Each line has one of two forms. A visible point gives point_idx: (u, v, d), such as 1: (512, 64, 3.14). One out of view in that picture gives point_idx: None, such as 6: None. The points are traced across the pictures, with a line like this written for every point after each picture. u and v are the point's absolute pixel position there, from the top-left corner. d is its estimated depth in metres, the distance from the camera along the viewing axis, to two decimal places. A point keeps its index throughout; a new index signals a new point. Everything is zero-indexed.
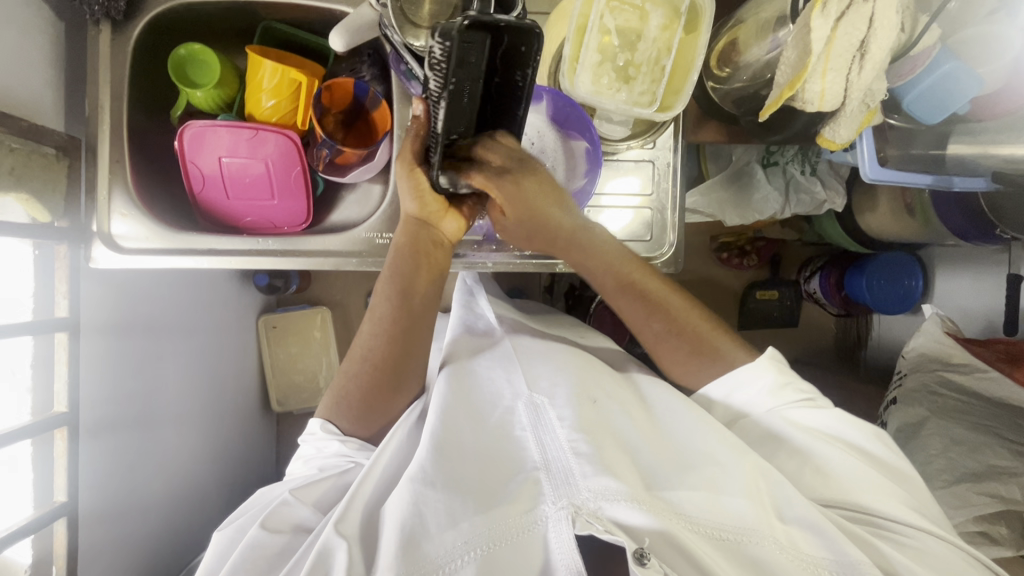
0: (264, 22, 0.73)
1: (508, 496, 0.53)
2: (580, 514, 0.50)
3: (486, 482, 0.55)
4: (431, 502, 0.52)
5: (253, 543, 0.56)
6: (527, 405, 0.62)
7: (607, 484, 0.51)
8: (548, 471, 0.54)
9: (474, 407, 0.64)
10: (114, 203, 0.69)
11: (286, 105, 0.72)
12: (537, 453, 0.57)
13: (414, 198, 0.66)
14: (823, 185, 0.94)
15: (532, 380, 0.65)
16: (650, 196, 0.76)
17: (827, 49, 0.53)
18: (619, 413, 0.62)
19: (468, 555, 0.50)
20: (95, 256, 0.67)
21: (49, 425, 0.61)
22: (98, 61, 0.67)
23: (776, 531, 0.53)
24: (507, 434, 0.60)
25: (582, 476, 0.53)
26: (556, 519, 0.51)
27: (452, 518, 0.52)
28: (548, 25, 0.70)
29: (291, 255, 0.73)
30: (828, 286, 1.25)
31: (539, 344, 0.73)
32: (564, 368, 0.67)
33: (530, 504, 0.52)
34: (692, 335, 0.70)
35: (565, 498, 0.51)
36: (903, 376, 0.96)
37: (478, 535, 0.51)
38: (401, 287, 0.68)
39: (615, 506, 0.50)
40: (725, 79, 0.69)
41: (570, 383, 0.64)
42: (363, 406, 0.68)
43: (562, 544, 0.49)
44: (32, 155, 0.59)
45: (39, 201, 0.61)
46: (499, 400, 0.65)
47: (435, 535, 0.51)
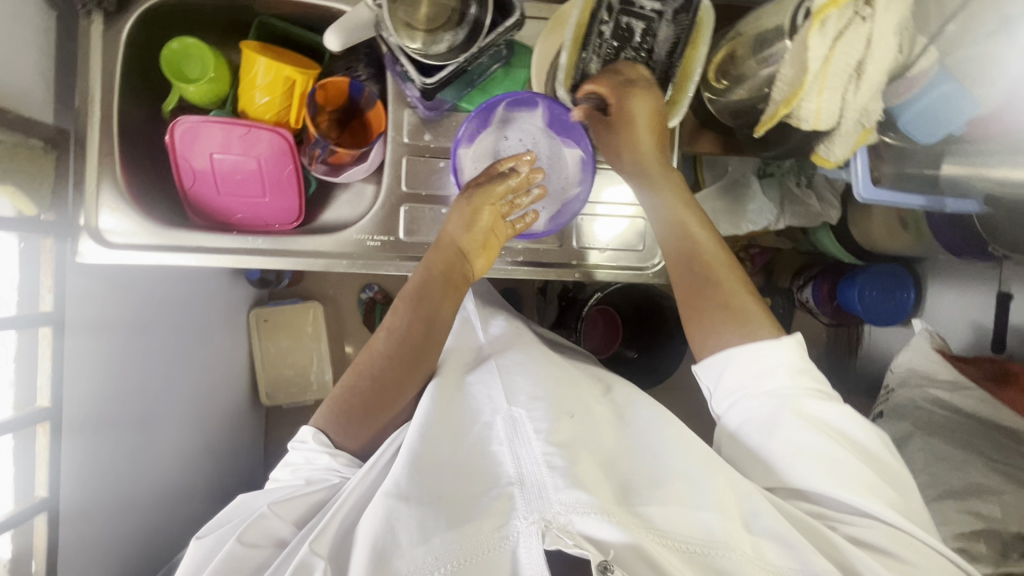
0: (260, 18, 0.72)
1: (481, 511, 0.52)
2: (550, 529, 0.50)
3: (460, 493, 0.54)
4: (404, 517, 0.51)
5: (228, 558, 0.54)
6: (506, 421, 0.61)
7: (578, 496, 0.51)
8: (522, 485, 0.53)
9: (456, 421, 0.63)
10: (103, 197, 0.68)
11: (281, 102, 0.71)
12: (512, 467, 0.56)
13: (466, 229, 0.69)
14: (818, 198, 0.96)
15: (511, 395, 0.65)
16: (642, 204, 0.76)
17: (824, 67, 0.52)
18: (595, 429, 0.62)
19: (439, 571, 0.49)
20: (81, 250, 0.66)
21: (31, 420, 0.61)
22: (90, 52, 0.66)
23: (743, 543, 0.53)
24: (484, 449, 0.59)
25: (554, 490, 0.52)
26: (527, 535, 0.50)
27: (423, 534, 0.51)
28: (545, 32, 0.69)
29: (280, 253, 0.72)
30: (820, 296, 1.28)
31: (521, 355, 0.74)
32: (544, 382, 0.67)
33: (501, 520, 0.51)
34: (726, 303, 0.67)
35: (537, 513, 0.51)
36: (891, 390, 0.97)
37: (450, 552, 0.50)
38: (424, 312, 0.69)
39: (585, 519, 0.50)
40: (722, 91, 0.69)
41: (548, 399, 0.64)
42: (360, 419, 0.66)
43: (532, 559, 0.49)
44: (20, 148, 0.58)
45: (27, 194, 0.60)
46: (479, 416, 0.64)
47: (407, 550, 0.50)
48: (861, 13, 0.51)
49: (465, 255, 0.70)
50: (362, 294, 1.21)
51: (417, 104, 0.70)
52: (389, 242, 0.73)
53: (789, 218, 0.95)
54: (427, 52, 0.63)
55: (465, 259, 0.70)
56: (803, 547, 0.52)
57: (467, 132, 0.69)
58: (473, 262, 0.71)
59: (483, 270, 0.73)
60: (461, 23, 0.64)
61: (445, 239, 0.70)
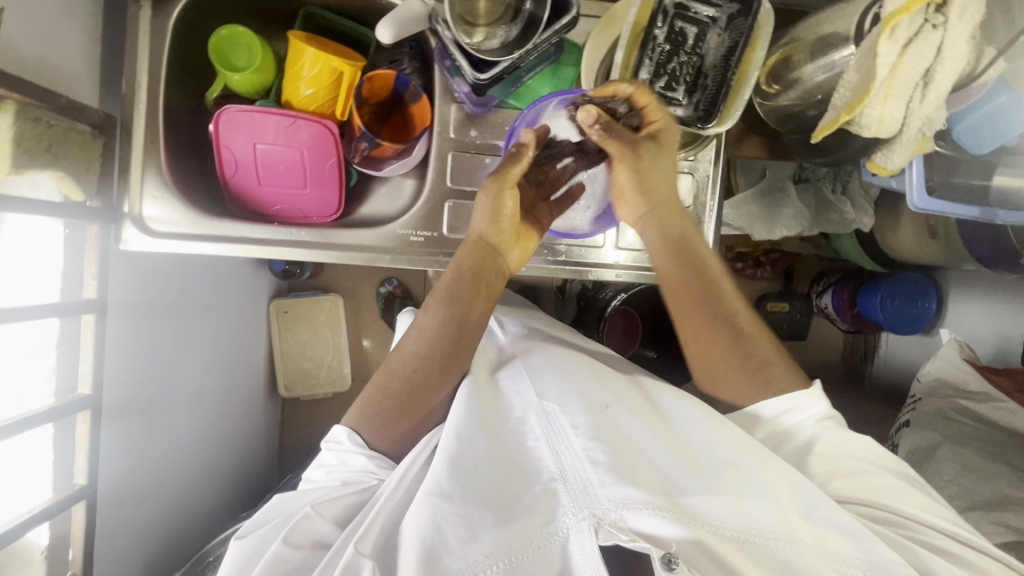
0: (305, 8, 0.70)
1: (527, 508, 0.52)
2: (603, 524, 0.49)
3: (503, 489, 0.53)
4: (450, 517, 0.51)
5: (274, 560, 0.54)
6: (539, 414, 0.60)
7: (629, 492, 0.50)
8: (565, 481, 0.53)
9: (490, 411, 0.62)
10: (147, 185, 0.67)
11: (326, 94, 0.70)
12: (552, 462, 0.55)
13: (492, 221, 0.68)
14: (853, 205, 0.94)
15: (541, 390, 0.63)
16: (687, 207, 0.75)
17: (891, 75, 0.52)
18: (631, 420, 0.60)
19: (492, 569, 0.49)
20: (125, 237, 0.66)
21: (73, 408, 0.61)
22: (137, 37, 0.65)
23: (802, 533, 0.53)
24: (520, 444, 0.58)
25: (601, 485, 0.51)
26: (579, 531, 0.49)
27: (471, 530, 0.50)
28: (596, 30, 0.68)
29: (324, 246, 0.71)
30: (840, 303, 1.29)
31: (547, 355, 0.71)
32: (575, 378, 0.66)
33: (550, 516, 0.51)
34: (753, 364, 0.66)
35: (586, 509, 0.50)
36: (918, 400, 0.98)
37: (501, 549, 0.49)
38: (457, 310, 0.68)
39: (637, 514, 0.49)
40: (772, 96, 0.68)
41: (581, 391, 0.62)
42: (395, 419, 0.66)
43: (586, 555, 0.48)
44: (70, 133, 0.58)
45: (74, 180, 0.59)
46: (511, 408, 0.63)
47: (456, 548, 0.49)
48: (933, 21, 0.50)
49: (500, 249, 0.70)
50: (382, 288, 1.20)
51: (466, 99, 0.70)
52: (432, 238, 0.73)
53: (820, 225, 0.96)
54: (480, 48, 0.63)
55: (501, 252, 0.70)
56: (862, 536, 0.52)
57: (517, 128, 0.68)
58: (509, 253, 0.70)
59: (518, 263, 0.73)
60: (516, 19, 0.63)
61: (474, 234, 0.69)
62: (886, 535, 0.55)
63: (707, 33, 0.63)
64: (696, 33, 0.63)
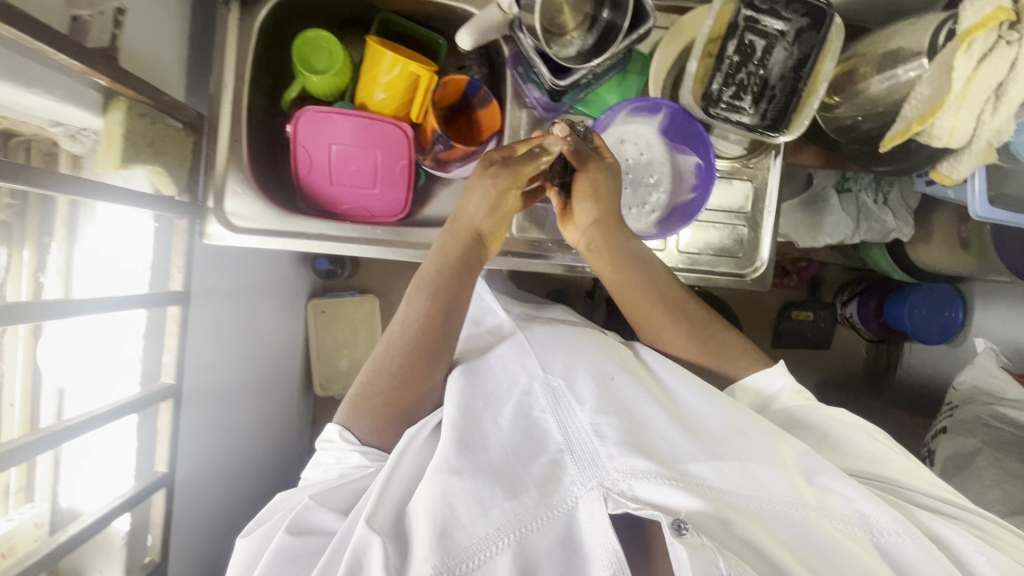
0: (381, 14, 0.73)
1: (534, 482, 0.49)
2: (611, 494, 0.47)
3: (508, 460, 0.50)
4: (460, 492, 0.48)
5: (281, 551, 0.50)
6: (544, 388, 0.56)
7: (637, 464, 0.48)
8: (572, 452, 0.51)
9: (489, 382, 0.58)
10: (229, 182, 0.68)
11: (399, 98, 0.72)
12: (558, 433, 0.52)
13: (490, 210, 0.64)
14: (893, 216, 0.97)
15: (547, 363, 0.58)
16: (745, 212, 0.77)
17: (964, 88, 0.54)
18: (638, 393, 0.56)
19: (501, 542, 0.46)
20: (209, 232, 0.67)
21: (157, 397, 0.63)
22: (224, 39, 0.67)
23: (812, 501, 0.50)
24: (524, 414, 0.54)
25: (609, 458, 0.49)
26: (588, 501, 0.47)
27: (481, 504, 0.47)
28: (663, 41, 0.70)
29: (398, 245, 0.74)
30: (867, 312, 1.31)
31: (549, 327, 0.67)
32: (581, 349, 0.62)
33: (556, 488, 0.48)
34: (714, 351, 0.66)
35: (595, 480, 0.48)
36: (955, 407, 1.01)
37: (511, 521, 0.47)
38: (445, 300, 0.62)
39: (645, 485, 0.47)
40: (833, 106, 0.71)
41: (584, 364, 0.58)
42: (393, 413, 0.59)
43: (597, 525, 0.46)
44: (167, 130, 0.60)
45: (168, 175, 0.61)
46: (511, 378, 0.58)
47: (468, 523, 0.46)
48: (1006, 38, 0.53)
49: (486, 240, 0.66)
50: None
51: (537, 105, 0.72)
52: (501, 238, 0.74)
53: (861, 234, 0.98)
54: (560, 55, 0.65)
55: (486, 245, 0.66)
56: (869, 500, 0.50)
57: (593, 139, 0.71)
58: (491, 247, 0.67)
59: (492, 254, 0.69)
60: (592, 28, 0.66)
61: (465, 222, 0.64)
62: (895, 502, 0.54)
63: (776, 46, 0.64)
64: (764, 46, 0.64)
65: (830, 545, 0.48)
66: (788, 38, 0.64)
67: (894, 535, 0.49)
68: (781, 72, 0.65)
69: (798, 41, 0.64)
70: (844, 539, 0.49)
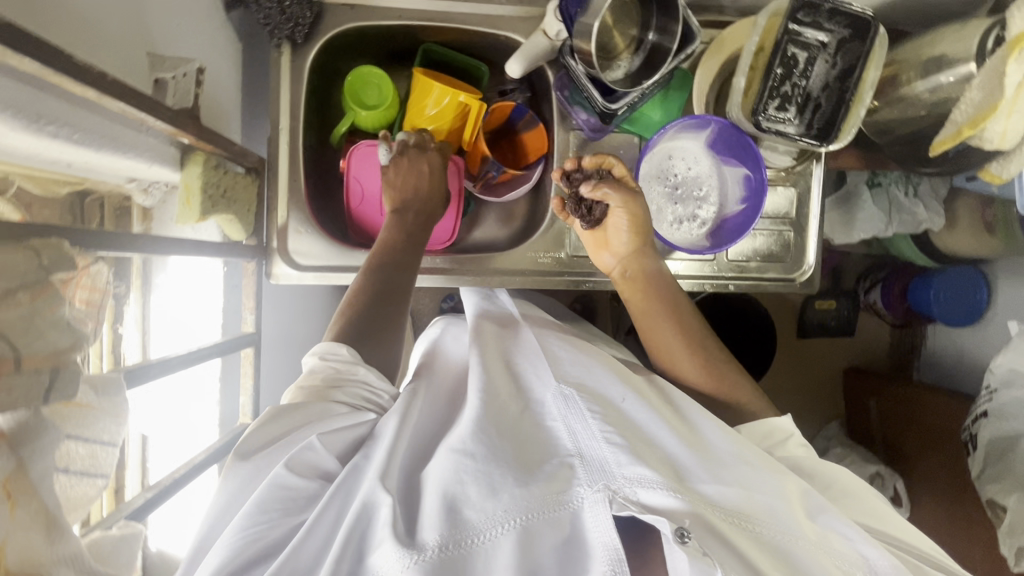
0: (424, 45, 0.73)
1: (544, 475, 0.46)
2: (617, 498, 0.44)
3: (516, 455, 0.47)
4: (473, 471, 0.45)
5: (276, 484, 0.44)
6: (557, 396, 0.53)
7: (644, 471, 0.45)
8: (583, 458, 0.47)
9: (505, 392, 0.56)
10: (291, 221, 0.69)
11: (448, 129, 0.73)
12: (569, 441, 0.49)
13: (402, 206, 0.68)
14: (924, 206, 0.98)
15: (559, 375, 0.56)
16: (791, 217, 0.78)
17: (1016, 93, 0.56)
18: (648, 410, 0.53)
19: (509, 527, 0.43)
20: (276, 272, 0.69)
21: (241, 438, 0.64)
22: (278, 81, 0.68)
23: (809, 531, 0.48)
24: (537, 423, 0.52)
25: (617, 464, 0.46)
26: (592, 502, 0.44)
27: (491, 487, 0.44)
28: (706, 56, 0.72)
29: (457, 273, 0.75)
30: (891, 297, 1.34)
31: (563, 339, 0.64)
32: (592, 363, 0.59)
33: (565, 487, 0.45)
34: (717, 382, 0.65)
35: (602, 483, 0.45)
36: (993, 390, 1.00)
37: (519, 506, 0.43)
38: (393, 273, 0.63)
39: (651, 493, 0.45)
40: (872, 110, 0.72)
41: (596, 380, 0.56)
42: (370, 316, 0.59)
43: (600, 524, 0.43)
44: (236, 178, 0.61)
45: (237, 221, 0.63)
46: (529, 393, 0.56)
47: (477, 501, 0.44)
48: None
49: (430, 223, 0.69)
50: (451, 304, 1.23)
51: (584, 127, 0.73)
52: (558, 259, 0.76)
53: (894, 227, 0.99)
54: (610, 79, 0.66)
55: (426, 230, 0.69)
56: (870, 543, 0.48)
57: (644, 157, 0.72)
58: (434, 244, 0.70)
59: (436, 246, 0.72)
60: (638, 50, 0.67)
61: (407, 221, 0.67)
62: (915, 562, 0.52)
63: (819, 57, 0.66)
64: (809, 57, 0.66)
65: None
66: (830, 50, 0.66)
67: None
68: (825, 82, 0.67)
69: (840, 53, 0.66)
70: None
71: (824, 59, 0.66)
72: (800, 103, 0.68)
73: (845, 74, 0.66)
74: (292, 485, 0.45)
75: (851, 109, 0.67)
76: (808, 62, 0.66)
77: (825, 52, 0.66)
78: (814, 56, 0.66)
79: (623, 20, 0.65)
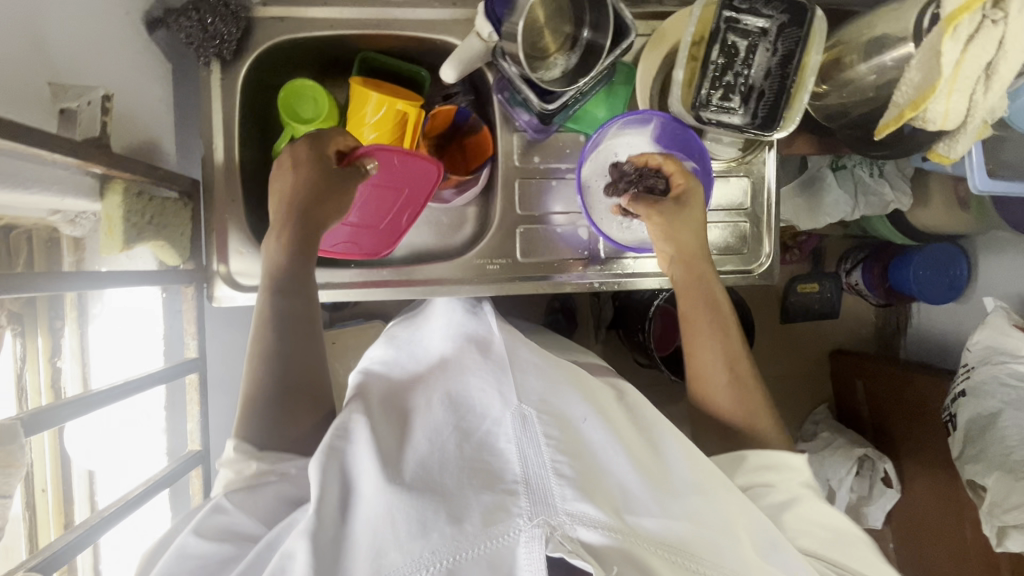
0: (361, 53, 0.71)
1: (482, 506, 0.44)
2: (553, 535, 0.43)
3: (457, 486, 0.45)
4: (405, 509, 0.43)
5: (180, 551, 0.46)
6: (515, 415, 0.50)
7: (585, 509, 0.44)
8: (527, 486, 0.45)
9: (463, 413, 0.52)
10: (231, 241, 0.67)
11: (388, 137, 0.72)
12: (517, 466, 0.47)
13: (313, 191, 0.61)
14: (891, 186, 0.96)
15: (523, 392, 0.53)
16: (746, 208, 0.77)
17: (954, 71, 0.54)
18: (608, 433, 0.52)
19: (431, 569, 0.41)
20: (218, 295, 0.67)
21: (189, 466, 0.63)
22: (209, 100, 0.67)
23: (752, 565, 0.48)
24: (489, 443, 0.49)
25: (561, 498, 0.45)
26: (529, 538, 0.42)
27: (422, 526, 0.43)
28: (647, 47, 0.70)
29: (406, 285, 0.74)
30: (871, 280, 1.31)
31: (536, 355, 0.60)
32: (556, 377, 0.57)
33: (502, 520, 0.43)
34: (746, 407, 0.65)
35: (541, 516, 0.43)
36: (970, 369, 0.99)
37: (447, 546, 0.42)
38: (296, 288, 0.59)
39: (589, 531, 0.43)
40: (821, 95, 0.71)
41: (559, 397, 0.54)
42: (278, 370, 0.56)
43: (532, 563, 0.42)
44: (165, 202, 0.60)
45: (172, 247, 0.61)
46: (487, 410, 0.52)
47: (404, 542, 0.42)
48: (992, 17, 0.53)
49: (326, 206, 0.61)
50: None
51: (528, 128, 0.72)
52: (508, 264, 0.75)
53: (860, 209, 0.98)
54: (545, 79, 0.65)
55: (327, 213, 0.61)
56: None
57: (587, 151, 0.69)
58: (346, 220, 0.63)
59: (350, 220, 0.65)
60: (574, 47, 0.65)
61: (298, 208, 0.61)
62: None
63: (760, 44, 0.65)
64: (749, 44, 0.65)
65: None
66: (770, 36, 0.64)
67: None
68: (768, 68, 0.65)
69: (780, 39, 0.64)
70: None
71: (765, 45, 0.65)
72: (744, 91, 0.67)
73: (789, 59, 0.64)
74: (199, 547, 0.46)
75: (796, 96, 0.65)
76: (748, 50, 0.65)
77: (765, 38, 0.64)
78: (754, 43, 0.65)
79: (556, 18, 0.64)
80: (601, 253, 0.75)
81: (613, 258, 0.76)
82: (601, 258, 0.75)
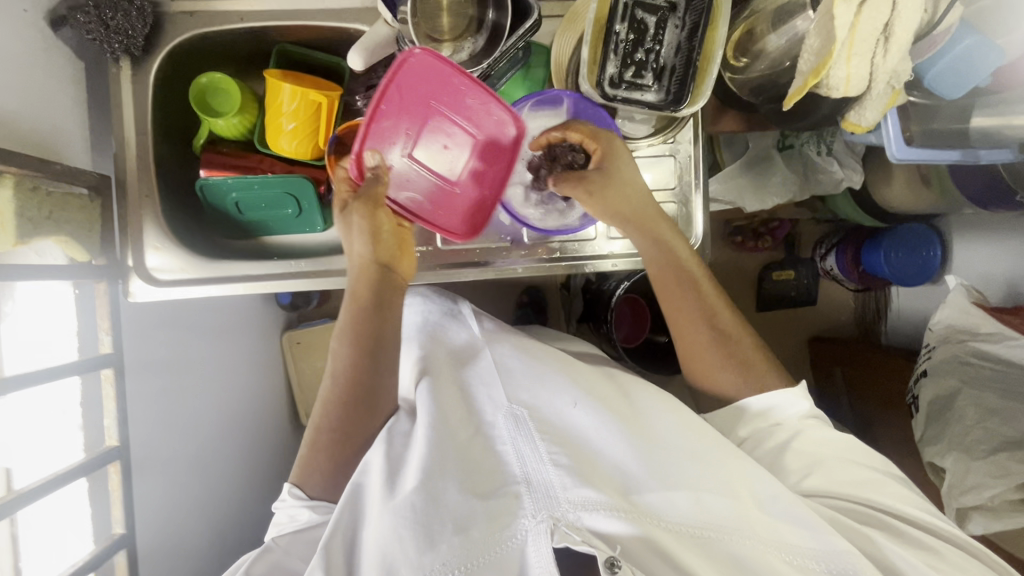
0: (276, 46, 0.72)
1: (488, 513, 0.50)
2: (558, 526, 0.49)
3: (467, 495, 0.52)
4: (411, 524, 0.50)
5: None
6: (507, 417, 0.59)
7: (586, 493, 0.50)
8: (529, 485, 0.52)
9: (458, 418, 0.61)
10: (147, 236, 0.69)
11: (306, 128, 0.71)
12: (517, 468, 0.54)
13: (370, 240, 0.65)
14: (840, 165, 0.93)
15: (511, 395, 0.62)
16: (673, 187, 0.76)
17: (850, 35, 0.53)
18: (595, 422, 0.60)
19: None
20: (132, 290, 0.68)
21: (103, 461, 0.63)
22: (120, 98, 0.67)
23: (753, 523, 0.53)
24: (489, 449, 0.57)
25: (562, 487, 0.51)
26: (535, 534, 0.49)
27: (429, 540, 0.49)
28: (562, 29, 0.69)
29: (327, 275, 0.72)
30: (845, 263, 1.27)
31: (519, 353, 0.70)
32: (543, 376, 0.66)
33: (508, 521, 0.50)
34: (742, 359, 0.69)
35: (545, 511, 0.50)
36: (933, 348, 0.93)
37: (456, 556, 0.48)
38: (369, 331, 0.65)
39: (593, 515, 0.50)
40: (742, 69, 0.69)
41: (546, 394, 0.63)
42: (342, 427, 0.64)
43: (540, 556, 0.48)
44: (66, 198, 0.60)
45: (77, 242, 0.62)
46: (482, 416, 0.61)
47: (413, 559, 0.48)
48: None
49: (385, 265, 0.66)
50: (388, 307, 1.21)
51: None
52: (429, 252, 0.74)
53: (811, 187, 0.97)
54: (450, 62, 0.65)
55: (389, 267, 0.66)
56: (815, 526, 0.52)
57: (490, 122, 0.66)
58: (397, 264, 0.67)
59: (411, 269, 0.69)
60: (480, 30, 0.65)
61: (357, 260, 0.66)
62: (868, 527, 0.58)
63: (669, 20, 0.64)
64: (657, 20, 0.64)
65: (763, 569, 0.51)
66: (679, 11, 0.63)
67: (847, 562, 0.51)
68: (678, 44, 0.64)
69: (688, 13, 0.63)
70: (781, 565, 0.52)
71: (673, 21, 0.64)
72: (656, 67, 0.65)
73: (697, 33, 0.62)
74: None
75: (705, 71, 0.64)
76: (657, 26, 0.64)
77: (673, 14, 0.64)
78: (663, 20, 0.64)
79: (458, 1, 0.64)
80: (525, 238, 0.74)
81: (538, 243, 0.75)
82: (525, 242, 0.75)
